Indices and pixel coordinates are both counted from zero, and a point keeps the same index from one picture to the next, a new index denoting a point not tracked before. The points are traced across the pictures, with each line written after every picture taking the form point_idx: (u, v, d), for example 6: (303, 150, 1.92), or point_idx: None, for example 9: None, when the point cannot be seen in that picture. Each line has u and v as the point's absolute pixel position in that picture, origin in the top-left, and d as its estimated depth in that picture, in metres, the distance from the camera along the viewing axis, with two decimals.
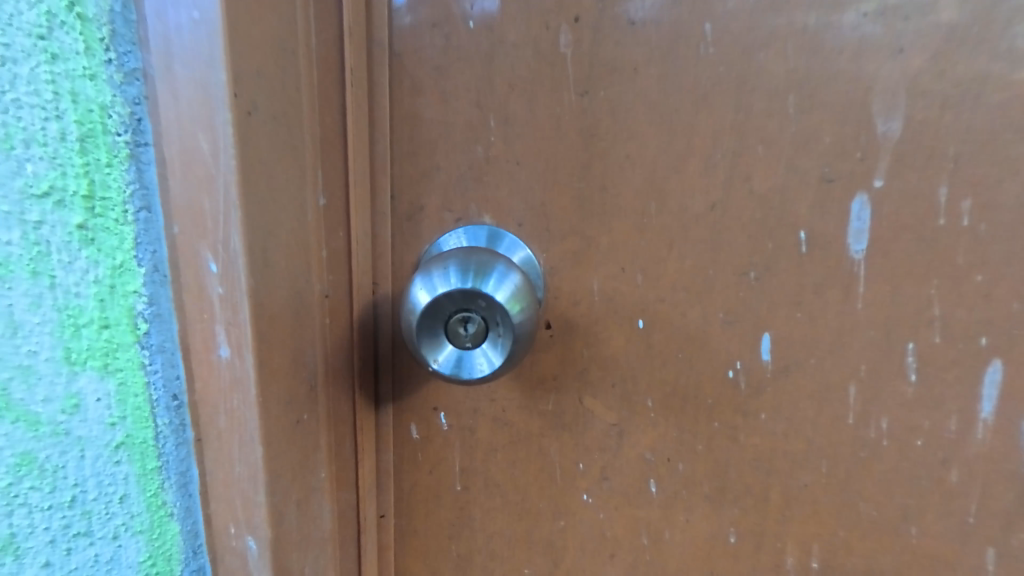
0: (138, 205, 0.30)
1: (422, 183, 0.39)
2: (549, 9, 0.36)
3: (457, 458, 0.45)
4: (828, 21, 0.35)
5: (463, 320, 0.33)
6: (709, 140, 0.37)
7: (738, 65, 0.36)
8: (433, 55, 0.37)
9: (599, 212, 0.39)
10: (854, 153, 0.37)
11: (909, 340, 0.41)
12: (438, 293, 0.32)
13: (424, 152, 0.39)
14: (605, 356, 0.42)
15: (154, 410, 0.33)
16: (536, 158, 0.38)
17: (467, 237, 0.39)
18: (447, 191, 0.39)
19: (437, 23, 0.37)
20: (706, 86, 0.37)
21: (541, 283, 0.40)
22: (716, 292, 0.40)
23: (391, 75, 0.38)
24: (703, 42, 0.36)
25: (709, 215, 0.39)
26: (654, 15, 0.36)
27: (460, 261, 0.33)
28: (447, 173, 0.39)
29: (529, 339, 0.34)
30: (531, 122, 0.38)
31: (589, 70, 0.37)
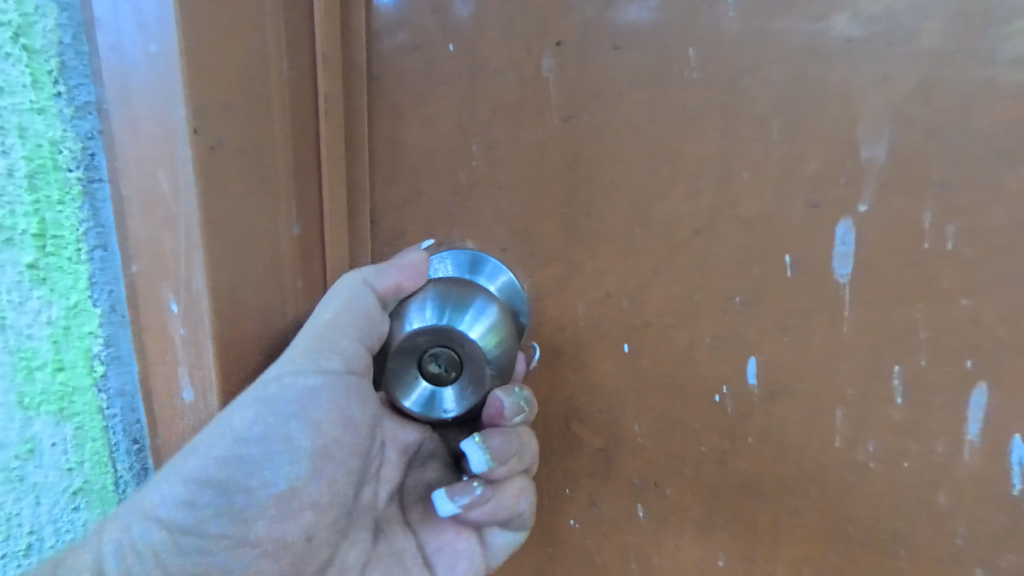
0: (93, 243, 0.34)
1: (404, 208, 0.38)
2: (531, 34, 0.35)
3: None
4: (814, 46, 0.35)
5: (439, 354, 0.35)
6: (695, 166, 0.37)
7: (723, 89, 0.36)
8: (414, 78, 0.37)
9: (584, 236, 0.38)
10: (839, 178, 0.37)
11: (896, 364, 0.41)
12: (416, 328, 0.35)
13: (405, 176, 0.38)
14: (591, 382, 0.42)
15: (114, 455, 0.38)
16: (521, 183, 0.38)
17: (451, 262, 0.39)
18: (430, 215, 0.39)
19: (418, 46, 0.36)
20: (692, 111, 0.36)
21: (524, 308, 0.40)
22: (703, 316, 0.40)
23: (371, 99, 0.37)
24: (687, 67, 0.35)
25: (697, 239, 0.38)
26: (637, 39, 0.35)
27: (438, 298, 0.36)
28: (429, 197, 0.38)
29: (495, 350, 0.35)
30: (515, 146, 0.37)
31: (572, 95, 0.36)
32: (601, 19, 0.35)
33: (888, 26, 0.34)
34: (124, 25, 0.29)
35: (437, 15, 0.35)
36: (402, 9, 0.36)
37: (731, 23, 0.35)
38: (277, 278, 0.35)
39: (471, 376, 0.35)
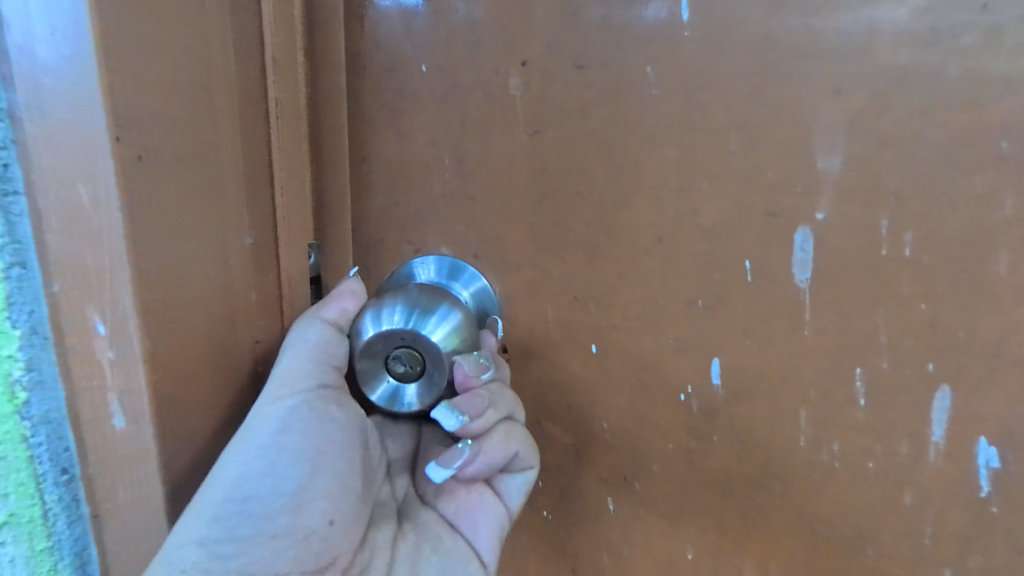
0: (9, 260, 0.30)
1: (383, 217, 0.42)
2: (499, 55, 0.38)
3: None
4: (767, 63, 0.37)
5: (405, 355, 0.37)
6: (656, 177, 0.39)
7: (679, 103, 0.38)
8: (391, 99, 0.40)
9: (551, 243, 0.41)
10: (796, 188, 0.38)
11: (857, 367, 0.42)
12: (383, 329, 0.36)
13: (384, 188, 0.42)
14: (561, 381, 0.44)
15: (41, 486, 0.34)
16: (490, 194, 0.40)
17: (428, 267, 0.42)
18: (407, 225, 0.42)
19: (393, 69, 0.40)
20: (652, 125, 0.38)
21: (496, 311, 0.43)
22: (667, 319, 0.42)
23: (355, 120, 0.41)
24: (647, 84, 0.37)
25: (659, 246, 0.40)
26: (598, 59, 0.37)
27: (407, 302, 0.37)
28: (406, 207, 0.41)
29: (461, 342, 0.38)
30: (485, 160, 0.39)
31: (538, 111, 0.38)
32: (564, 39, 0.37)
33: (838, 43, 0.36)
34: (34, 24, 0.26)
35: (414, 42, 0.39)
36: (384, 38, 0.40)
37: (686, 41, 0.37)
38: (229, 288, 0.36)
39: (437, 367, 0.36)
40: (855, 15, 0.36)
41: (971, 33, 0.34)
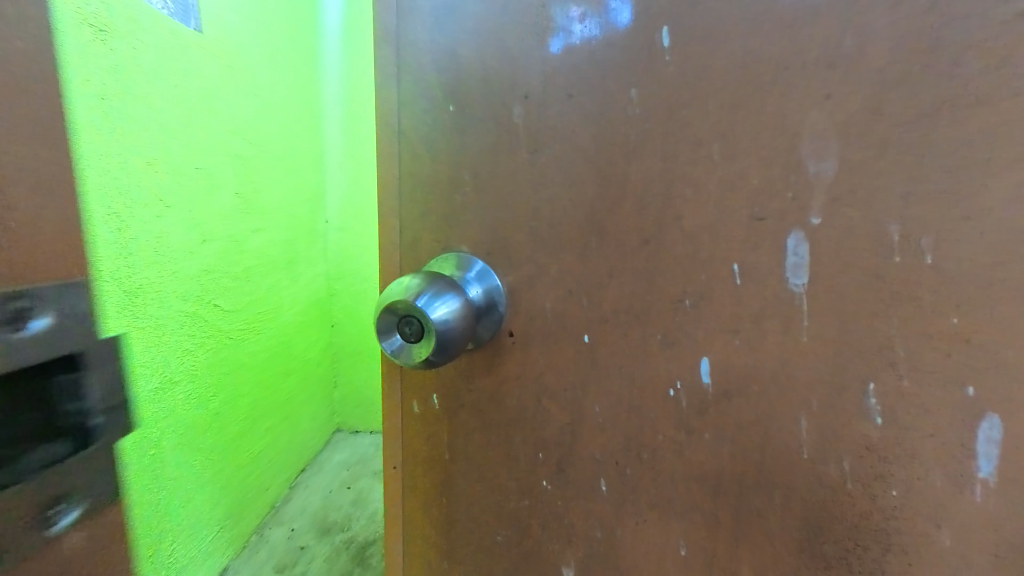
0: None
1: (415, 223, 0.53)
2: (506, 91, 0.46)
3: (446, 432, 0.57)
4: (748, 75, 0.39)
5: (422, 320, 0.43)
6: (640, 186, 0.43)
7: (665, 117, 0.41)
8: (425, 126, 0.50)
9: (548, 244, 0.48)
10: (784, 193, 0.39)
11: (869, 380, 0.40)
12: (416, 295, 0.44)
13: (416, 199, 0.52)
14: (557, 364, 0.50)
15: None
16: (500, 202, 0.49)
17: (449, 262, 0.51)
18: (435, 226, 0.52)
19: (425, 106, 0.50)
20: (636, 140, 0.43)
21: (502, 301, 0.51)
22: (654, 315, 0.45)
23: (396, 142, 0.51)
24: (629, 104, 0.42)
25: (646, 247, 0.44)
26: (586, 87, 0.43)
27: (440, 288, 0.45)
28: (434, 214, 0.52)
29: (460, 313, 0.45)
30: (495, 176, 0.49)
31: (536, 134, 0.46)
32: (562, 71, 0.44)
33: (826, 50, 0.36)
34: None
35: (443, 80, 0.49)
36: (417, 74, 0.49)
37: (671, 62, 0.41)
38: None
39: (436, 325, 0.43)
40: (848, 20, 0.36)
41: (986, 29, 0.33)
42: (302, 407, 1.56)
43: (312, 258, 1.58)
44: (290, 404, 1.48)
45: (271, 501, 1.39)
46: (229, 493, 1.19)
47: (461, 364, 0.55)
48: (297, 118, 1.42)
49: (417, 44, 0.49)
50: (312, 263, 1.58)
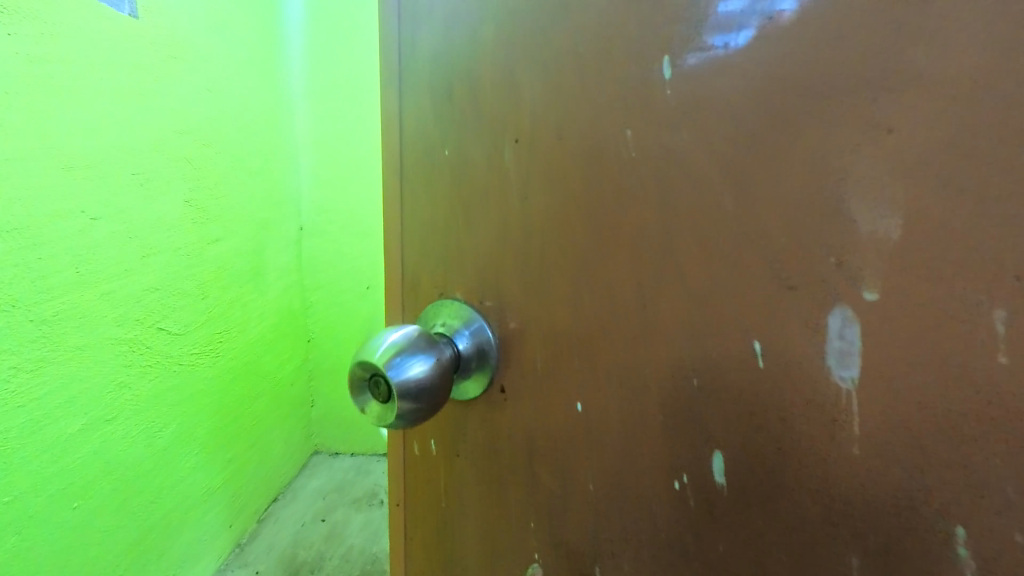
0: None
1: (413, 266, 0.52)
2: (497, 133, 0.44)
3: (442, 479, 0.55)
4: (768, 111, 0.32)
5: (411, 386, 0.41)
6: (638, 238, 0.38)
7: (674, 163, 0.35)
8: (425, 171, 0.49)
9: (539, 297, 0.44)
10: (825, 257, 0.31)
11: (958, 523, 0.30)
12: (406, 360, 0.42)
13: (414, 242, 0.51)
14: (548, 428, 0.45)
15: None
16: (491, 249, 0.46)
17: (444, 307, 0.49)
18: (432, 272, 0.51)
19: (422, 149, 0.49)
20: (632, 188, 0.37)
21: (494, 351, 0.48)
22: (654, 389, 0.39)
23: (399, 187, 0.51)
24: (625, 147, 0.37)
25: (649, 311, 0.38)
26: (577, 129, 0.39)
27: (430, 350, 0.43)
28: (430, 258, 0.51)
29: (428, 369, 0.42)
30: (487, 222, 0.46)
31: (526, 179, 0.42)
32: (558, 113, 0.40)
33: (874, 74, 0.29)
34: None
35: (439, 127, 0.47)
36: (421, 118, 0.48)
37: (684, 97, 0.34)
38: None
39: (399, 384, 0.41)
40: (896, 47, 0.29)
41: None
42: (271, 417, 1.57)
43: (280, 267, 1.59)
44: (256, 415, 1.48)
45: (237, 537, 1.43)
46: (203, 486, 1.28)
47: (455, 414, 0.52)
48: (262, 112, 1.45)
49: (418, 89, 0.48)
50: (282, 273, 1.59)
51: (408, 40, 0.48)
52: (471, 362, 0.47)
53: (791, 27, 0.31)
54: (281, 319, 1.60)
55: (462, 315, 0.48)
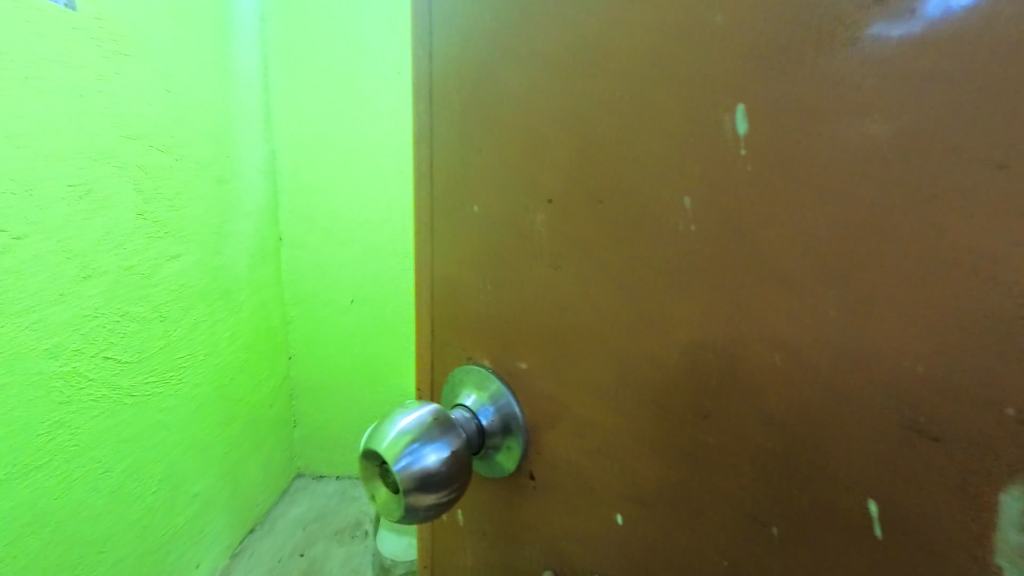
0: None
1: (440, 326, 0.48)
2: (525, 192, 0.39)
3: (467, 557, 0.51)
4: (860, 186, 0.26)
5: (426, 480, 0.37)
6: (694, 326, 0.33)
7: (741, 254, 0.30)
8: (448, 233, 0.45)
9: (573, 379, 0.40)
10: (988, 404, 0.24)
11: None
12: (422, 447, 0.38)
13: (441, 300, 0.47)
14: (582, 523, 0.42)
15: None
16: (521, 319, 0.41)
17: (469, 374, 0.45)
18: (458, 340, 0.47)
19: (444, 202, 0.44)
20: (683, 269, 0.33)
21: (522, 428, 0.43)
22: (715, 512, 0.34)
23: (428, 243, 0.47)
24: (680, 219, 0.32)
25: (705, 418, 0.33)
26: (620, 193, 0.35)
27: (445, 434, 0.39)
28: (456, 320, 0.46)
29: (446, 458, 0.38)
30: (514, 290, 0.41)
31: (561, 247, 0.38)
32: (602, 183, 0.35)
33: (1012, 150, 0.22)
34: None
35: (464, 186, 0.42)
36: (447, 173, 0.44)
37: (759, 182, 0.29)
38: None
39: (414, 477, 0.37)
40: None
41: None
42: (253, 435, 1.59)
43: (254, 281, 1.57)
44: (234, 435, 1.50)
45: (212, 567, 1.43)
46: (206, 479, 1.39)
47: (479, 492, 0.49)
48: (225, 131, 1.39)
49: (444, 144, 0.43)
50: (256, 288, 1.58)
51: (436, 91, 0.43)
52: (494, 438, 0.44)
53: (907, 108, 0.25)
54: (257, 330, 1.59)
55: (484, 387, 0.44)
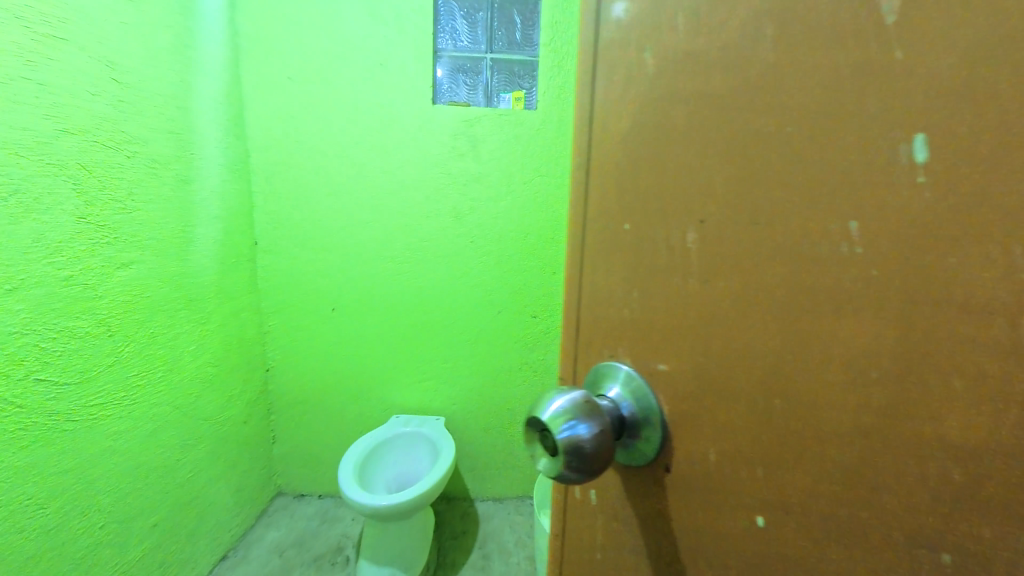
0: None
1: (591, 326, 0.56)
2: (683, 212, 0.43)
3: (601, 532, 0.57)
4: None
5: (575, 453, 0.40)
6: (858, 352, 0.32)
7: (918, 277, 0.29)
8: (603, 239, 0.52)
9: (719, 386, 0.42)
10: None
11: None
12: (575, 425, 0.41)
13: (597, 305, 0.54)
14: (718, 528, 0.43)
15: None
16: (671, 326, 0.45)
17: (620, 372, 0.51)
18: (607, 336, 0.53)
19: (605, 222, 0.52)
20: (850, 291, 0.32)
21: (664, 428, 0.47)
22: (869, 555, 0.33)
23: (584, 255, 0.56)
24: (846, 240, 0.32)
25: (865, 439, 0.33)
26: (780, 213, 0.36)
27: (596, 419, 0.42)
28: (605, 322, 0.53)
29: (595, 435, 0.41)
30: (665, 300, 0.46)
31: (713, 261, 0.41)
32: (744, 203, 0.38)
33: None
34: None
35: (624, 200, 0.49)
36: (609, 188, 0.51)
37: (921, 211, 0.29)
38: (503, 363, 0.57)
39: (567, 445, 0.41)
40: None
41: None
42: (158, 392, 2.17)
43: (151, 278, 2.12)
44: (139, 395, 2.06)
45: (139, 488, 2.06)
46: (131, 425, 2.01)
47: (615, 478, 0.54)
48: (106, 164, 1.85)
49: (610, 162, 0.50)
50: (153, 279, 2.12)
51: (603, 124, 0.51)
52: (635, 428, 0.48)
53: None
54: (154, 313, 2.14)
55: (627, 376, 0.50)
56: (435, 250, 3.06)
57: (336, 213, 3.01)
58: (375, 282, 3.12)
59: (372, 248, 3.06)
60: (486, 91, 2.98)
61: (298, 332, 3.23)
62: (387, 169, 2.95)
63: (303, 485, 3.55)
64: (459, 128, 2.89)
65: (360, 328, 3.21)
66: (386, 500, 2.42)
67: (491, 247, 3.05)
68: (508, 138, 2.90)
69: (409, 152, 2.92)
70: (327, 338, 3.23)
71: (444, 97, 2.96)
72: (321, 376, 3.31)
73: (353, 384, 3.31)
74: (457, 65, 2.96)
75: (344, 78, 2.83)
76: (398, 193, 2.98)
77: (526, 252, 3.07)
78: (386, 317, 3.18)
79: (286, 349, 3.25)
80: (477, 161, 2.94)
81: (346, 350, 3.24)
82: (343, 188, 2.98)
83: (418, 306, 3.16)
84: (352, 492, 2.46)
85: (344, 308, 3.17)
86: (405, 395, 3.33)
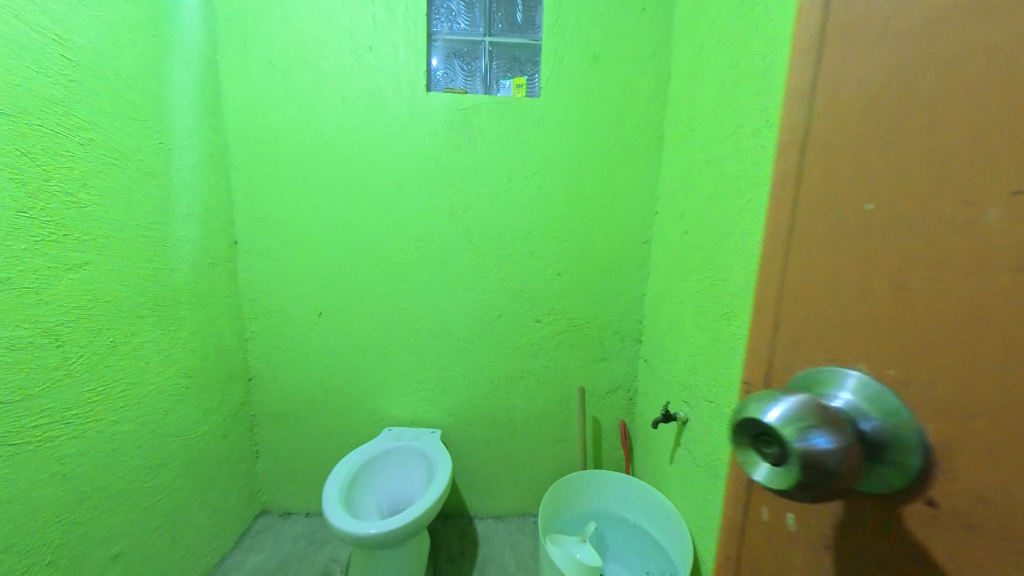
0: None
1: (804, 325, 0.45)
2: (997, 175, 0.29)
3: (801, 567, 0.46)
4: None
5: (806, 467, 0.34)
6: None
7: None
8: (822, 223, 0.42)
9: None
10: None
11: None
12: (810, 438, 0.34)
13: (814, 300, 0.43)
14: None
15: None
16: (955, 328, 0.32)
17: (853, 381, 0.39)
18: (830, 335, 0.42)
19: (835, 199, 0.41)
20: None
21: (921, 453, 0.34)
22: None
23: (793, 236, 0.45)
24: None
25: None
26: None
27: (834, 433, 0.34)
28: (824, 320, 0.42)
29: (840, 448, 0.34)
30: (935, 295, 0.33)
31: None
32: None
33: None
34: None
35: (863, 174, 0.38)
36: (833, 165, 0.41)
37: None
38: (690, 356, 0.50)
39: (801, 454, 0.34)
40: None
41: None
42: (113, 412, 1.90)
43: (104, 282, 1.84)
44: (94, 415, 1.80)
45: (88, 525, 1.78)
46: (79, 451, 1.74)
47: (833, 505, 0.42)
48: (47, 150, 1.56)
49: (846, 118, 0.39)
50: (104, 284, 1.84)
51: (836, 76, 0.40)
52: (879, 456, 0.36)
53: None
54: (108, 322, 1.87)
55: (862, 379, 0.38)
56: (429, 250, 2.84)
57: (321, 211, 2.79)
58: (365, 286, 2.89)
59: (361, 249, 2.84)
60: (484, 76, 2.81)
61: (281, 340, 3.00)
62: (376, 163, 2.72)
63: (288, 504, 3.30)
64: (455, 117, 2.68)
65: (349, 334, 2.98)
66: (375, 528, 2.18)
67: (489, 247, 2.84)
68: (508, 129, 2.70)
69: (401, 144, 2.71)
70: (313, 345, 3.00)
71: (438, 83, 2.77)
72: (307, 385, 3.07)
73: (342, 395, 3.08)
74: (454, 49, 2.79)
75: (329, 63, 2.60)
76: (387, 189, 2.74)
77: (528, 252, 2.86)
78: (377, 323, 2.96)
79: (265, 358, 3.02)
80: (474, 154, 2.73)
81: (335, 358, 3.02)
82: (329, 184, 2.75)
83: (412, 311, 2.94)
84: (340, 521, 2.20)
85: (331, 314, 2.95)
86: (395, 407, 3.11)
